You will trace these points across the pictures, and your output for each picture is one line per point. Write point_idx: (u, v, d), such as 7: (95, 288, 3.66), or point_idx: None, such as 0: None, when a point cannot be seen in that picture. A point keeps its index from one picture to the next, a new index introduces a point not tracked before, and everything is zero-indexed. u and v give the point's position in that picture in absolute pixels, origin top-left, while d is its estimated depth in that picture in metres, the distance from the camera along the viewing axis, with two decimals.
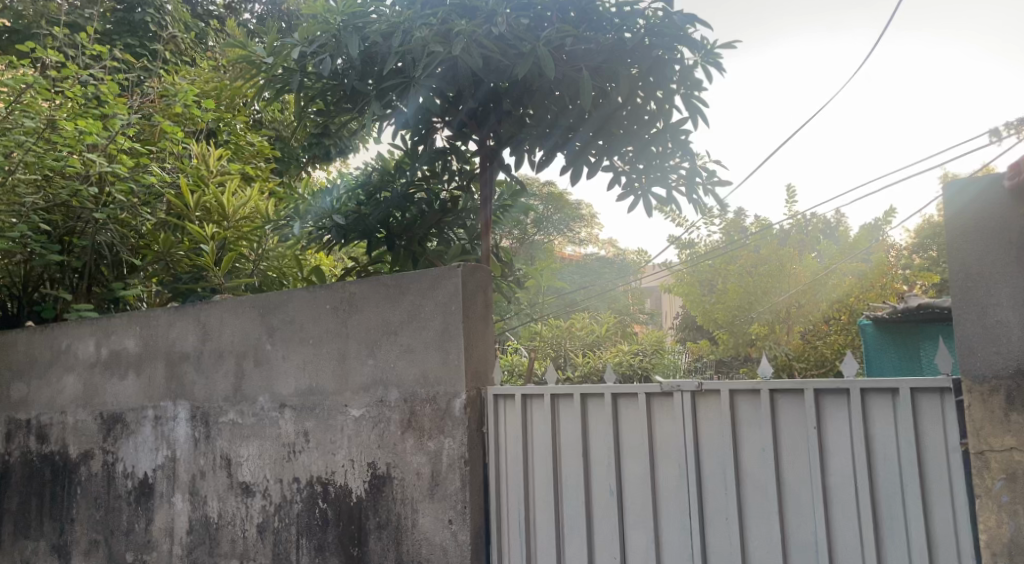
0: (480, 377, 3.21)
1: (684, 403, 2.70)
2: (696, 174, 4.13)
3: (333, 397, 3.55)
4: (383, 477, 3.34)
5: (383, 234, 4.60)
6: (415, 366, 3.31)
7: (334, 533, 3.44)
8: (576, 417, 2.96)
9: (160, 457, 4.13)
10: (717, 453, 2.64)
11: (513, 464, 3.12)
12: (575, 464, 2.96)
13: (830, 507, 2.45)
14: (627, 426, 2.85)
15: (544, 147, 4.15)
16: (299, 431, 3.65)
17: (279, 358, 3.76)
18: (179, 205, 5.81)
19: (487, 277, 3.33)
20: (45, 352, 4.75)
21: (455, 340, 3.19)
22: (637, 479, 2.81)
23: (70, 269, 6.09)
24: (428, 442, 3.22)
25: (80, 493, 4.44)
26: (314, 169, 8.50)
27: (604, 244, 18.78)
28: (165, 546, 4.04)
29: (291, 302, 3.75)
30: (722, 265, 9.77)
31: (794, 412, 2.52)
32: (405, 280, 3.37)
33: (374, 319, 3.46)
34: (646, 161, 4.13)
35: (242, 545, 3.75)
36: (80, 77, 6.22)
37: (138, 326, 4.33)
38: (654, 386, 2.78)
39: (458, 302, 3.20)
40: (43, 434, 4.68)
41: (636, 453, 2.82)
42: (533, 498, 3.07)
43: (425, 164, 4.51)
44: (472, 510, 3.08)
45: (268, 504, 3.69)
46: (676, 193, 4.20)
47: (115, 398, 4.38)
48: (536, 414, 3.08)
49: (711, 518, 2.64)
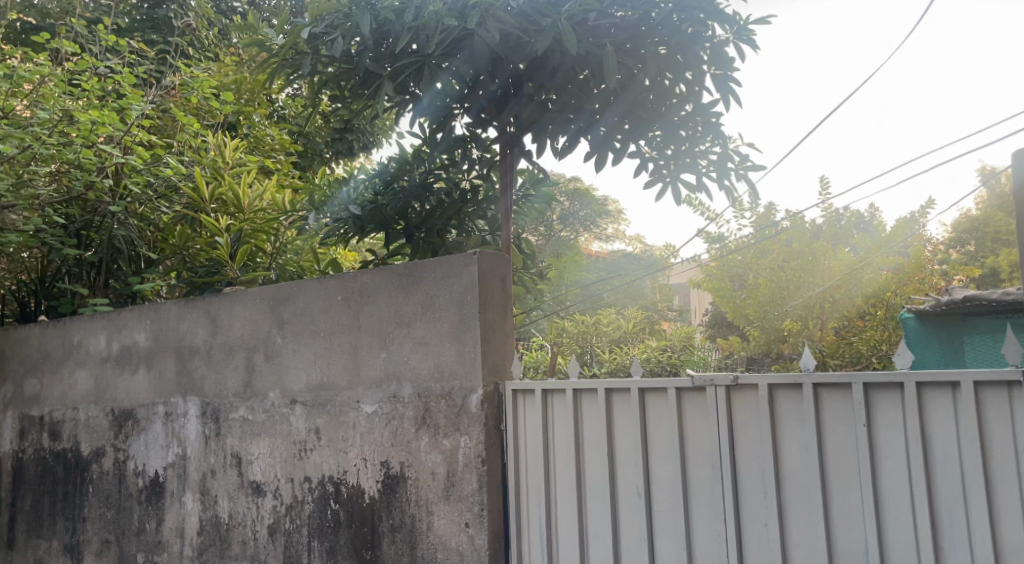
0: (497, 371, 3.02)
1: (718, 400, 2.48)
2: (727, 159, 3.90)
3: (345, 393, 3.38)
4: (396, 478, 3.16)
5: (401, 226, 4.43)
6: (429, 360, 3.13)
7: (346, 536, 3.27)
8: (600, 415, 2.75)
9: (171, 455, 3.99)
10: (756, 452, 2.42)
11: (533, 463, 2.93)
12: (600, 465, 2.76)
13: (882, 513, 2.22)
14: (657, 424, 2.63)
15: (567, 133, 3.95)
16: (310, 429, 3.49)
17: (290, 351, 3.61)
18: (195, 197, 5.70)
19: (506, 268, 3.14)
20: (58, 347, 4.65)
21: (471, 331, 3.01)
22: (667, 482, 2.59)
23: (87, 264, 6.01)
24: (443, 440, 3.04)
25: (91, 491, 4.33)
26: (336, 165, 8.38)
27: (633, 240, 18.44)
28: (176, 547, 3.91)
29: (302, 294, 3.59)
30: (753, 259, 9.50)
31: (840, 409, 2.29)
32: (418, 270, 3.19)
33: (386, 310, 3.29)
34: (675, 146, 3.93)
35: (253, 547, 3.60)
36: (97, 69, 6.14)
37: (148, 320, 4.20)
38: (684, 380, 2.55)
39: (475, 293, 3.01)
40: (56, 431, 4.58)
41: (666, 453, 2.60)
42: (554, 500, 2.87)
43: (444, 152, 4.20)
44: (491, 512, 2.90)
45: (279, 505, 3.54)
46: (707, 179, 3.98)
47: (126, 394, 4.26)
48: (557, 411, 2.88)
49: (749, 523, 2.43)
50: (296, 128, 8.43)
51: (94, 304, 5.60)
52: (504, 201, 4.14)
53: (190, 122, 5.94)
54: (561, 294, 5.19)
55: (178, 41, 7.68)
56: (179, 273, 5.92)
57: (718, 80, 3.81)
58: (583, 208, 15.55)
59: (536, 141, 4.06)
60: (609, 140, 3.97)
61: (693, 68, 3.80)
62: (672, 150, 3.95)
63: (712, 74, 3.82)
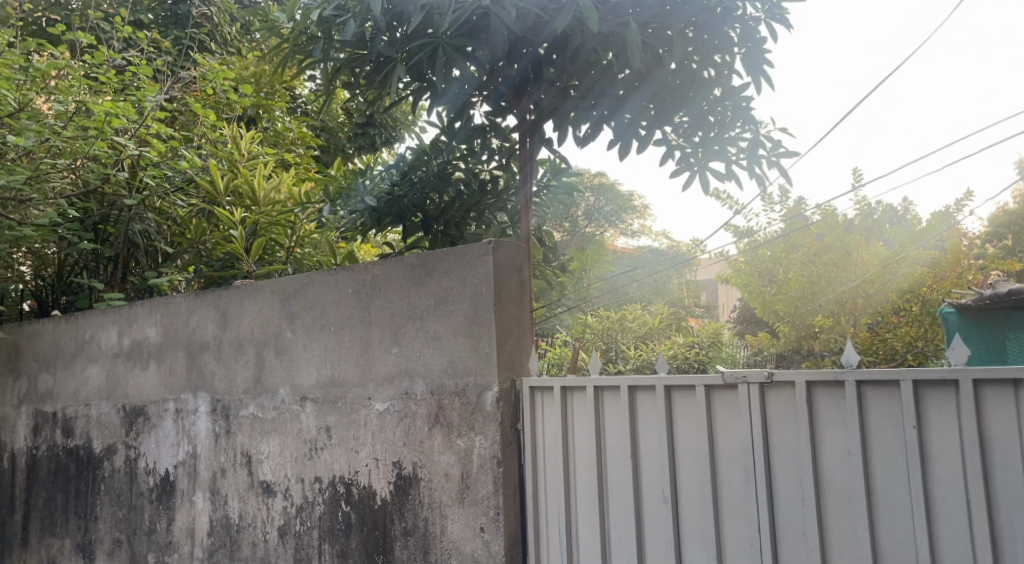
0: (514, 366, 2.88)
1: (751, 399, 2.29)
2: (759, 146, 3.66)
3: (356, 389, 3.24)
4: (408, 479, 3.01)
5: (419, 217, 4.26)
6: (442, 355, 2.98)
7: (357, 539, 3.13)
8: (623, 415, 2.57)
9: (181, 453, 3.88)
10: (792, 456, 2.23)
11: (552, 465, 2.76)
12: (623, 468, 2.58)
13: (934, 524, 2.02)
14: (683, 424, 2.45)
15: (589, 120, 3.78)
16: (321, 427, 3.35)
17: (300, 347, 3.47)
18: (210, 189, 5.60)
19: (523, 259, 3.00)
20: (71, 342, 4.57)
21: (486, 325, 2.85)
22: (696, 487, 2.41)
23: (104, 259, 5.96)
24: (457, 440, 2.88)
25: (103, 489, 4.24)
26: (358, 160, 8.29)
27: (658, 235, 18.15)
28: (187, 548, 3.79)
29: (312, 287, 3.45)
30: (783, 253, 9.23)
31: (887, 409, 2.08)
32: (431, 260, 3.04)
33: (398, 303, 3.14)
34: (703, 132, 3.72)
35: (263, 549, 3.47)
36: (113, 62, 6.08)
37: (159, 314, 4.10)
38: (715, 377, 2.36)
39: (490, 284, 2.85)
40: (69, 428, 4.50)
41: (693, 456, 2.42)
42: (574, 505, 2.70)
43: (462, 143, 4.19)
44: (507, 517, 2.74)
45: (290, 506, 3.41)
46: (736, 167, 3.74)
47: (137, 390, 4.16)
48: (577, 410, 2.71)
49: (785, 533, 2.24)
50: (318, 122, 8.32)
51: (109, 298, 5.54)
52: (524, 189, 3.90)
53: (206, 114, 5.84)
54: (585, 287, 4.99)
55: (196, 34, 7.61)
56: (196, 268, 5.85)
57: (749, 59, 3.61)
58: (607, 203, 15.32)
59: (556, 129, 3.87)
60: (634, 126, 3.76)
61: (722, 50, 3.62)
62: (700, 136, 3.73)
63: (742, 55, 3.63)
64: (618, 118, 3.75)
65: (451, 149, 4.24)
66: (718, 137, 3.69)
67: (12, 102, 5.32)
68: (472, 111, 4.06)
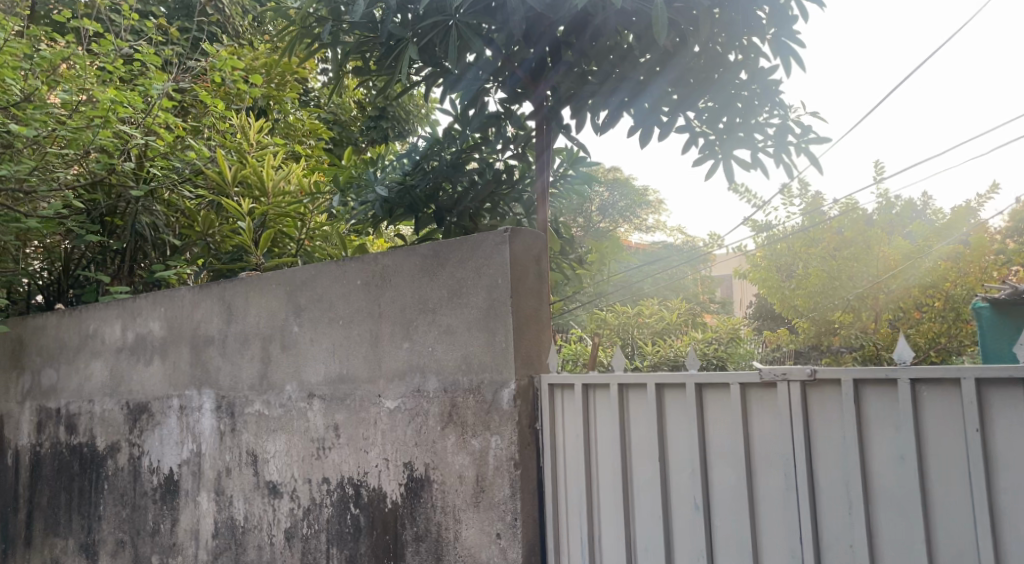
0: (532, 362, 2.70)
1: (792, 399, 2.11)
2: (788, 132, 3.46)
3: (366, 386, 3.09)
4: (420, 481, 2.86)
5: (432, 208, 4.08)
6: (456, 351, 2.81)
7: (367, 544, 2.98)
8: (650, 414, 2.39)
9: (185, 452, 3.74)
10: (838, 460, 2.04)
11: (573, 468, 2.59)
12: (650, 472, 2.40)
13: (998, 537, 1.84)
14: (716, 425, 2.27)
15: (608, 107, 3.58)
16: (329, 425, 3.20)
17: (307, 342, 3.32)
18: (217, 179, 5.45)
19: (542, 247, 2.81)
20: (74, 337, 4.44)
21: (502, 318, 2.69)
22: (731, 493, 2.23)
23: (111, 252, 5.83)
24: (471, 440, 2.72)
25: (107, 488, 4.11)
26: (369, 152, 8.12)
27: (673, 231, 17.87)
28: (191, 550, 3.65)
29: (319, 279, 3.30)
30: (802, 248, 8.72)
31: (945, 411, 1.90)
32: (445, 250, 2.88)
33: (409, 296, 2.98)
34: (729, 118, 3.51)
35: (269, 553, 3.33)
36: (120, 49, 5.93)
37: (163, 308, 3.96)
38: (752, 374, 2.18)
39: (506, 274, 2.69)
40: (72, 425, 4.37)
41: (726, 459, 2.24)
42: (597, 510, 2.53)
43: (477, 131, 4.00)
44: (525, 523, 2.58)
45: (297, 508, 3.26)
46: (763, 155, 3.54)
47: (141, 386, 4.02)
48: (600, 409, 2.54)
49: (830, 544, 2.06)
50: (329, 115, 8.18)
51: (115, 292, 5.40)
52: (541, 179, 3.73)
53: (214, 103, 5.69)
54: (603, 281, 4.80)
55: (205, 22, 7.44)
56: (204, 261, 5.72)
57: (777, 43, 3.42)
58: (621, 198, 15.09)
59: (574, 115, 3.70)
60: (654, 114, 3.56)
61: (750, 32, 3.42)
62: (724, 122, 3.52)
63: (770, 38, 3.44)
64: (636, 104, 3.56)
65: (464, 137, 4.07)
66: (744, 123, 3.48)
67: (16, 91, 5.18)
68: (487, 97, 3.88)
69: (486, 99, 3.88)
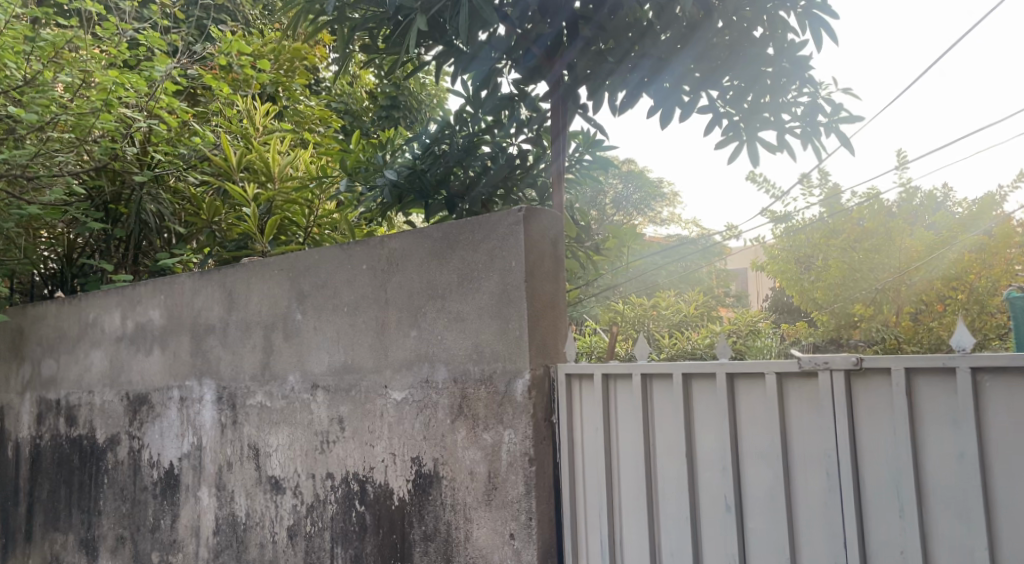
0: (547, 351, 2.53)
1: (836, 390, 1.92)
2: (817, 112, 3.21)
3: (371, 376, 2.92)
4: (429, 477, 2.69)
5: (443, 194, 3.87)
6: (466, 339, 2.64)
7: (373, 543, 2.82)
8: (677, 407, 2.21)
9: (186, 445, 3.59)
10: (887, 457, 1.86)
11: (593, 464, 2.41)
12: (677, 470, 2.22)
13: None
14: (750, 418, 2.09)
15: (626, 87, 3.32)
16: (333, 418, 3.04)
17: (311, 330, 3.15)
18: (222, 164, 5.29)
19: (558, 230, 2.63)
20: (74, 326, 4.30)
21: (516, 305, 2.51)
22: (766, 492, 2.05)
23: (116, 240, 5.69)
24: (482, 434, 2.55)
25: (106, 482, 3.97)
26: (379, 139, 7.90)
27: (688, 223, 17.55)
28: (192, 547, 3.51)
29: (323, 263, 3.13)
30: (822, 239, 8.12)
31: (1009, 402, 1.72)
32: (454, 232, 2.70)
33: (417, 281, 2.81)
34: (755, 96, 3.23)
35: (271, 551, 3.17)
36: (123, 32, 5.75)
37: (163, 295, 3.80)
38: (791, 363, 1.99)
39: (520, 256, 2.51)
40: (72, 416, 4.23)
41: (761, 455, 2.06)
42: (618, 511, 2.35)
43: (490, 114, 3.80)
44: (540, 523, 2.41)
45: (300, 504, 3.10)
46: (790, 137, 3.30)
47: (141, 376, 3.87)
48: (622, 401, 2.36)
49: (878, 551, 1.88)
50: (340, 104, 8.00)
51: (119, 280, 5.27)
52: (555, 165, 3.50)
53: (219, 86, 5.53)
54: (624, 268, 4.53)
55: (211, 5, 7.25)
56: (209, 250, 5.58)
57: (806, 14, 3.13)
58: (636, 189, 14.81)
59: (591, 95, 3.46)
60: (675, 93, 3.30)
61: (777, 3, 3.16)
62: (750, 102, 3.24)
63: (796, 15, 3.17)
64: (656, 83, 3.29)
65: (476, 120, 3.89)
66: (771, 103, 3.22)
67: (15, 74, 5.03)
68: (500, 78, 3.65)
69: (499, 79, 3.64)
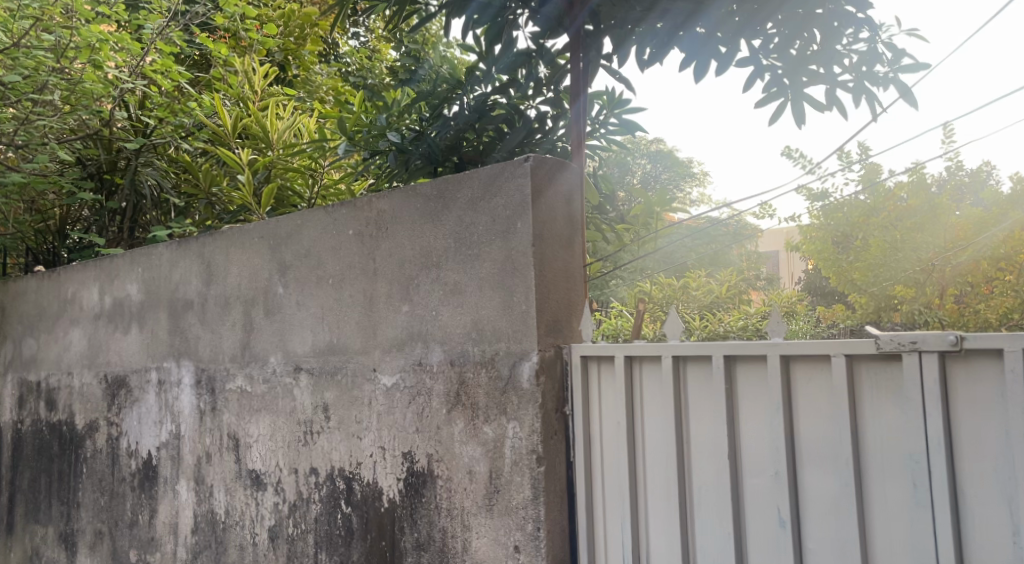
0: (560, 329, 2.13)
1: (925, 378, 1.49)
2: (875, 62, 2.56)
3: (359, 358, 2.54)
4: (422, 476, 2.31)
5: (454, 159, 3.35)
6: (464, 316, 2.24)
7: (360, 549, 2.45)
8: (718, 395, 1.79)
9: (164, 433, 3.25)
10: (994, 460, 1.44)
11: (613, 464, 2.01)
12: (717, 475, 1.80)
13: None
14: (810, 413, 1.66)
15: (654, 39, 2.62)
16: (318, 405, 2.66)
17: (293, 305, 2.78)
18: (215, 129, 4.93)
19: (573, 184, 2.22)
20: (53, 302, 3.98)
21: (522, 274, 2.10)
22: (830, 502, 1.63)
23: (110, 212, 5.35)
24: (483, 427, 2.15)
25: (85, 472, 3.64)
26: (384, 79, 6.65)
27: None
28: (170, 547, 3.16)
29: (306, 229, 2.75)
30: (859, 218, 6.85)
31: None
32: (450, 189, 2.30)
33: (409, 248, 2.41)
34: (802, 45, 2.57)
35: (251, 555, 2.82)
36: None
37: (140, 268, 3.46)
38: (868, 345, 1.56)
39: (527, 218, 2.10)
40: (52, 400, 3.91)
41: (824, 457, 1.64)
42: (644, 522, 1.95)
43: (505, 73, 2.97)
44: (550, 535, 2.01)
45: (282, 503, 2.73)
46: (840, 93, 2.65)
47: (119, 357, 3.53)
48: (649, 387, 1.95)
49: None
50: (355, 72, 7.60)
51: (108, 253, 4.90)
52: (575, 128, 2.79)
53: (216, 45, 5.15)
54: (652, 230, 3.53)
55: None
56: (208, 223, 5.24)
57: None
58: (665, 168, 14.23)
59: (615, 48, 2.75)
60: (713, 40, 2.60)
61: None
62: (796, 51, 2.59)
63: None
64: (689, 32, 2.59)
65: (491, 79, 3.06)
66: (820, 53, 2.56)
67: (1, 33, 4.70)
68: (516, 32, 2.87)
69: (514, 32, 2.85)
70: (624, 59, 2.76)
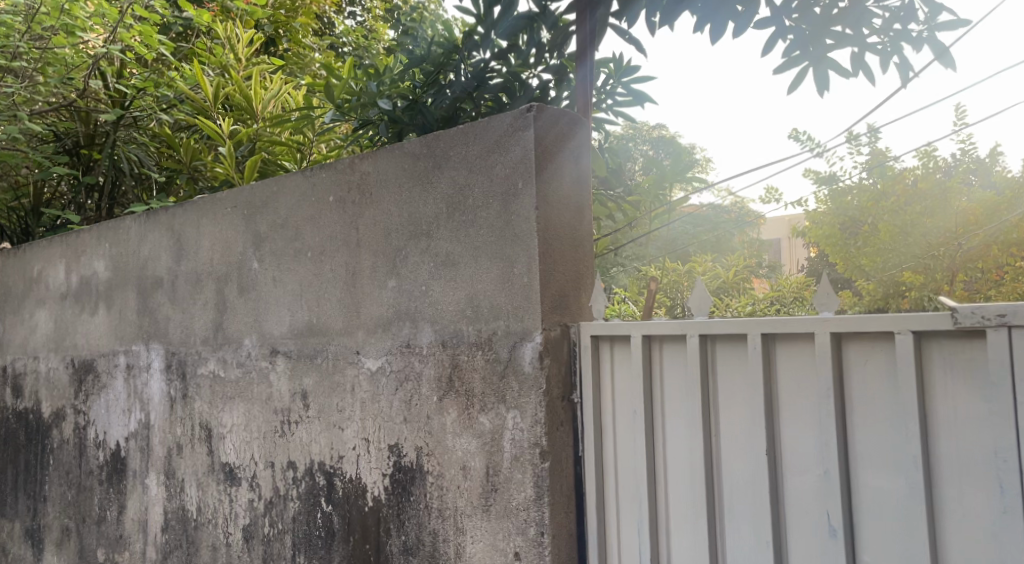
0: (567, 307, 1.85)
1: (1015, 359, 1.22)
2: (910, 20, 2.17)
3: (340, 340, 2.27)
4: (410, 472, 2.04)
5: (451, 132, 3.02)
6: (459, 291, 1.97)
7: (341, 553, 2.19)
8: (754, 381, 1.52)
9: (133, 423, 2.99)
10: None
11: (628, 460, 1.74)
12: (752, 474, 1.54)
13: None
14: (866, 402, 1.40)
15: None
16: (295, 392, 2.39)
17: (269, 282, 2.51)
18: (195, 98, 4.63)
19: (578, 142, 1.94)
20: (19, 282, 3.71)
21: (523, 241, 1.83)
22: (891, 507, 1.37)
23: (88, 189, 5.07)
24: (479, 418, 1.89)
25: (51, 464, 3.38)
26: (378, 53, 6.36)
27: None
28: (139, 546, 2.91)
29: (282, 196, 2.48)
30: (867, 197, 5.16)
31: None
32: (442, 148, 2.03)
33: (395, 216, 2.14)
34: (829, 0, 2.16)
35: (225, 556, 2.56)
36: None
37: (108, 244, 3.19)
38: (945, 321, 1.29)
39: (529, 178, 1.83)
40: (18, 387, 3.65)
41: (884, 454, 1.38)
42: (665, 527, 1.69)
43: (507, 37, 2.66)
44: (556, 540, 1.74)
45: (256, 500, 2.47)
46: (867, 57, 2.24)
47: (86, 340, 3.27)
48: (671, 373, 1.68)
49: None
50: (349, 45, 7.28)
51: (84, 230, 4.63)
52: (580, 97, 2.32)
53: (196, 12, 4.85)
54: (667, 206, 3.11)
55: None
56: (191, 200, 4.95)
57: None
58: None
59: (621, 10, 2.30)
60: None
61: None
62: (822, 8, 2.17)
63: None
64: None
65: (489, 45, 2.74)
66: (850, 10, 2.15)
67: None
68: None
69: None
70: (630, 22, 2.35)
